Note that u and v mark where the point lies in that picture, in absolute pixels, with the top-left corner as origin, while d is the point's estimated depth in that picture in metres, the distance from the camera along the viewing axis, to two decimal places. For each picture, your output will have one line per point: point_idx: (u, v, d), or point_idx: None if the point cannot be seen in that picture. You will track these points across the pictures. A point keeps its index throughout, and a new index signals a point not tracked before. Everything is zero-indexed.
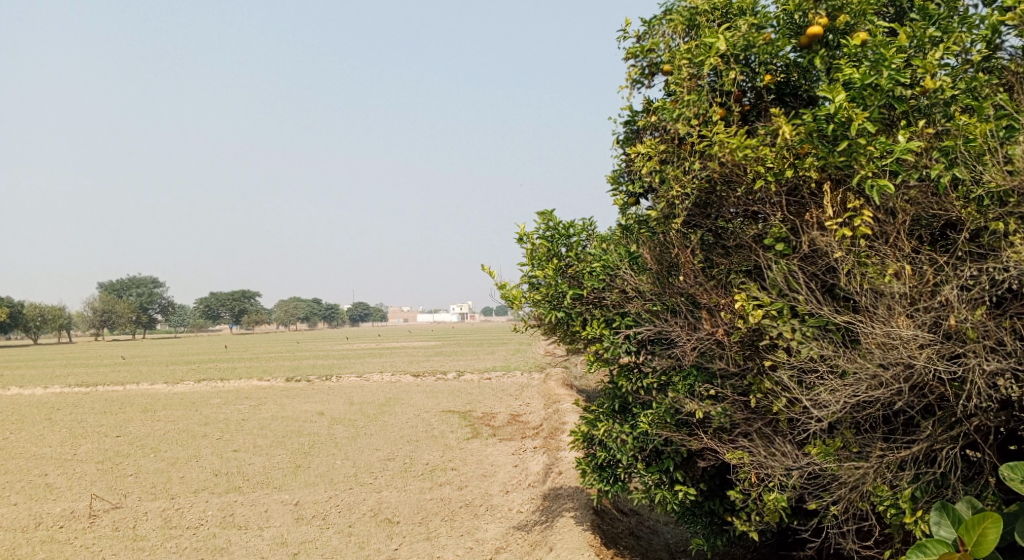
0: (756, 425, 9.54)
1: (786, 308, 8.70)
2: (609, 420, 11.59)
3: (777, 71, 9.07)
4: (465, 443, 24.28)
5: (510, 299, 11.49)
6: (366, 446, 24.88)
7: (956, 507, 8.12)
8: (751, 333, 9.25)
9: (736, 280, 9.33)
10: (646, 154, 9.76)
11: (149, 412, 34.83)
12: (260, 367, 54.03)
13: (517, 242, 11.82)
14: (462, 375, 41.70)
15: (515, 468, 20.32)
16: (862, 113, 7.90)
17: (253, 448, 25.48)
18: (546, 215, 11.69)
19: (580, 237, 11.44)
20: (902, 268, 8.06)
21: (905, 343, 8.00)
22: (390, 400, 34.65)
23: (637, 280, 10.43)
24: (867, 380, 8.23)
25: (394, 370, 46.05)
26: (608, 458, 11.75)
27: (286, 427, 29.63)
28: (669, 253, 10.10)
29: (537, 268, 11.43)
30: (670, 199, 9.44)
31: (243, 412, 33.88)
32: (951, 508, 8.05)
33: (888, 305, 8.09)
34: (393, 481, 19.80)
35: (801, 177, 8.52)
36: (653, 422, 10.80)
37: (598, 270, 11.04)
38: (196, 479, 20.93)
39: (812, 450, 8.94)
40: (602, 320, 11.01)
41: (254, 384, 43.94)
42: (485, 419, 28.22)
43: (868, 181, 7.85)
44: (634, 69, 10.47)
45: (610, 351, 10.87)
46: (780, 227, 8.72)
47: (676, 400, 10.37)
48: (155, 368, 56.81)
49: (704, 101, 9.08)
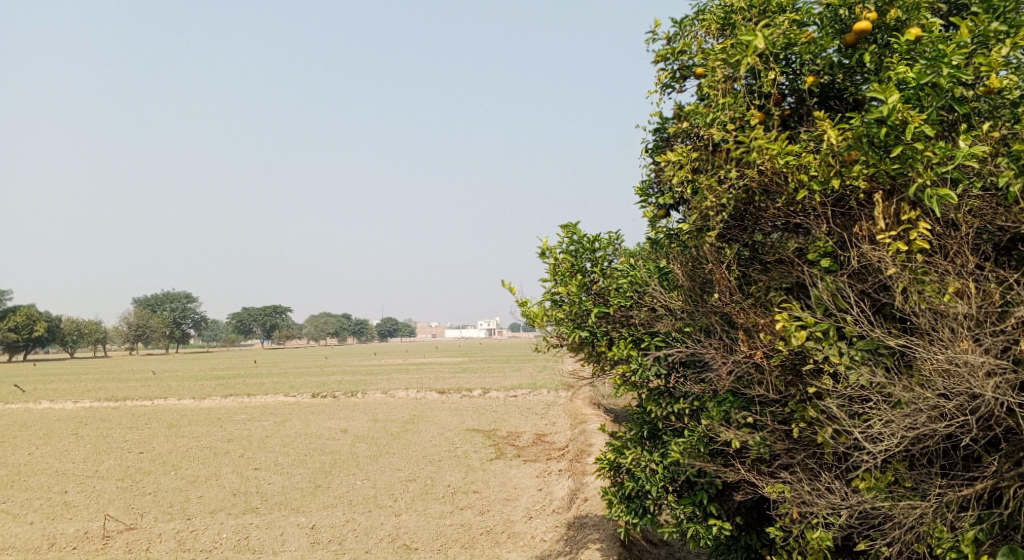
0: (800, 456, 8.79)
1: (832, 329, 7.94)
2: (638, 447, 10.83)
3: (821, 71, 8.29)
4: (488, 464, 23.54)
5: (531, 318, 10.85)
6: (388, 466, 24.24)
7: None
8: (793, 356, 8.50)
9: (777, 298, 8.63)
10: (677, 162, 9.09)
11: (173, 428, 34.50)
12: (287, 382, 53.74)
13: (539, 258, 11.12)
14: (489, 392, 41.00)
15: (539, 493, 19.55)
16: (918, 116, 7.16)
17: (273, 467, 24.94)
18: (570, 229, 10.99)
19: (605, 251, 10.69)
20: (965, 286, 7.28)
21: (970, 370, 7.19)
22: (415, 418, 34.03)
23: (667, 297, 9.65)
24: (926, 411, 7.45)
25: (420, 387, 45.46)
26: (636, 488, 10.97)
27: (308, 445, 29.09)
28: (702, 269, 9.34)
29: (559, 285, 10.72)
30: (704, 211, 8.74)
31: (267, 429, 33.41)
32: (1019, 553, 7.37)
33: (950, 327, 7.31)
34: (413, 505, 19.14)
35: (848, 187, 7.76)
36: (685, 451, 9.97)
37: (625, 287, 10.31)
38: (214, 499, 20.39)
39: (861, 486, 8.16)
40: (630, 340, 10.28)
41: (280, 400, 43.56)
42: (510, 439, 27.46)
43: (928, 190, 7.07)
44: (663, 72, 9.74)
45: (638, 373, 10.14)
46: (825, 240, 8.02)
47: (710, 428, 9.57)
48: (184, 383, 56.71)
49: (740, 105, 8.37)
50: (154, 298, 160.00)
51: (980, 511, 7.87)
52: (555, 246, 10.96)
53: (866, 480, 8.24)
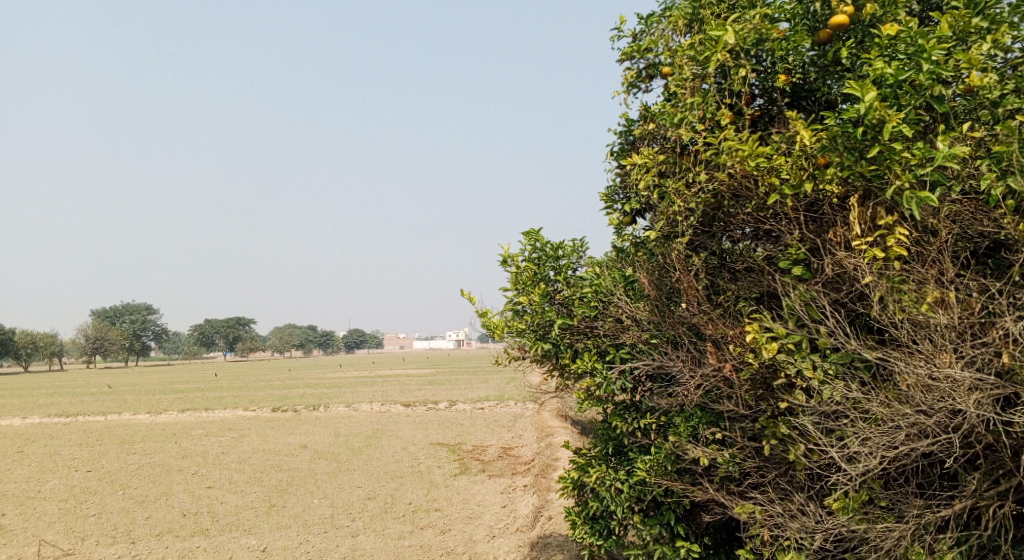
0: (771, 475, 8.32)
1: (805, 342, 7.50)
2: (602, 465, 10.24)
3: (793, 70, 7.91)
4: (451, 480, 22.87)
5: (491, 329, 10.29)
6: (348, 483, 23.50)
7: None
8: (765, 370, 8.04)
9: (747, 308, 8.21)
10: (643, 166, 8.61)
11: (126, 444, 33.38)
12: (248, 396, 52.58)
13: (501, 266, 10.56)
14: (455, 404, 40.31)
15: (502, 510, 18.94)
16: (896, 114, 6.75)
17: (228, 485, 24.09)
18: (533, 236, 10.47)
19: (569, 259, 10.19)
20: (945, 296, 6.86)
21: (950, 385, 6.76)
22: (378, 432, 33.28)
23: (633, 307, 9.18)
24: (906, 429, 6.98)
25: (384, 400, 44.64)
26: (601, 508, 10.39)
27: (266, 461, 28.21)
28: (669, 278, 8.90)
29: (522, 294, 10.14)
30: (672, 216, 8.30)
31: (224, 445, 32.44)
32: None
33: (930, 339, 6.88)
34: (371, 525, 18.46)
35: (822, 191, 7.38)
36: (652, 469, 9.45)
37: (589, 297, 9.79)
38: (163, 521, 19.52)
39: (834, 506, 7.67)
40: (595, 352, 9.74)
41: (239, 414, 42.46)
42: (474, 453, 26.81)
43: (907, 192, 6.66)
44: (629, 71, 9.29)
45: (603, 388, 9.61)
46: (797, 248, 7.58)
47: (678, 445, 9.07)
48: (141, 397, 55.26)
49: (710, 104, 7.95)
50: (114, 310, 156.83)
51: (959, 533, 7.41)
52: (517, 254, 10.41)
53: (841, 500, 7.74)
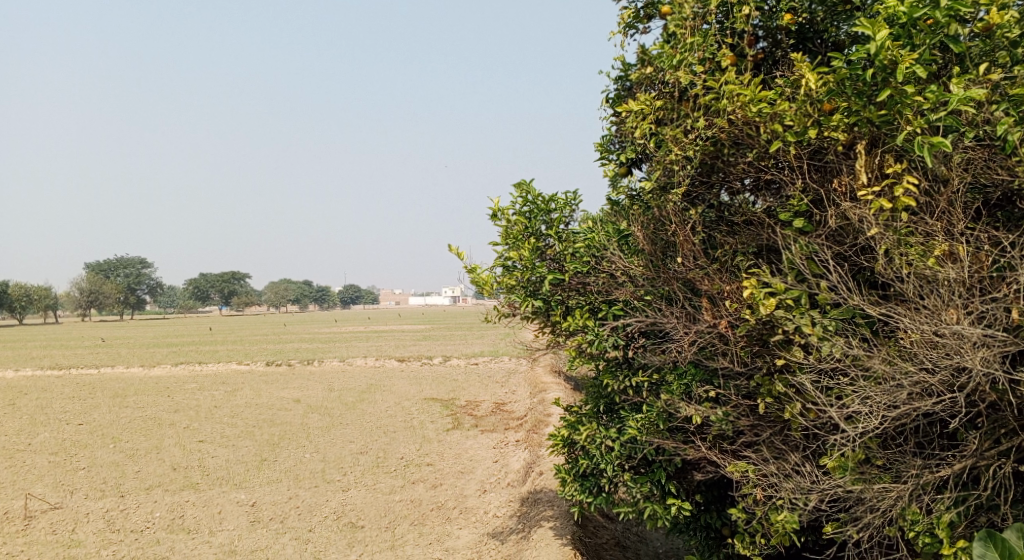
0: (766, 435, 8.07)
1: (804, 297, 7.21)
2: (593, 423, 9.97)
3: (799, 9, 7.50)
4: (444, 435, 22.73)
5: (480, 285, 9.93)
6: (339, 438, 23.35)
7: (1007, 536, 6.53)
8: (762, 326, 7.74)
9: (744, 263, 7.89)
10: (638, 112, 8.20)
11: (118, 398, 33.23)
12: (243, 350, 52.36)
13: (491, 220, 10.19)
14: (449, 359, 40.15)
15: (494, 465, 18.80)
16: (910, 55, 6.39)
17: (218, 439, 23.91)
18: (524, 188, 10.08)
19: (562, 213, 9.82)
20: (953, 249, 6.55)
21: (955, 342, 6.47)
22: (371, 387, 33.11)
23: (626, 263, 8.82)
24: (907, 388, 6.70)
25: (378, 355, 44.47)
26: (591, 466, 10.14)
27: (258, 416, 28.07)
28: (664, 231, 8.57)
29: (512, 249, 9.75)
30: (668, 166, 7.90)
31: (216, 399, 32.26)
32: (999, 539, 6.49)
33: (936, 294, 6.58)
34: (362, 479, 18.33)
35: (827, 139, 7.04)
36: (643, 428, 9.17)
37: (582, 251, 9.42)
38: (152, 474, 19.37)
39: (829, 466, 7.43)
40: (587, 310, 9.37)
41: (232, 368, 42.26)
42: (468, 408, 26.66)
43: (920, 137, 6.32)
44: (626, 11, 8.88)
45: (594, 345, 9.19)
46: (800, 199, 7.24)
47: (670, 403, 8.78)
48: (135, 350, 55.05)
49: (710, 44, 7.57)
50: (108, 263, 156.13)
51: (958, 493, 7.18)
52: (507, 207, 10.03)
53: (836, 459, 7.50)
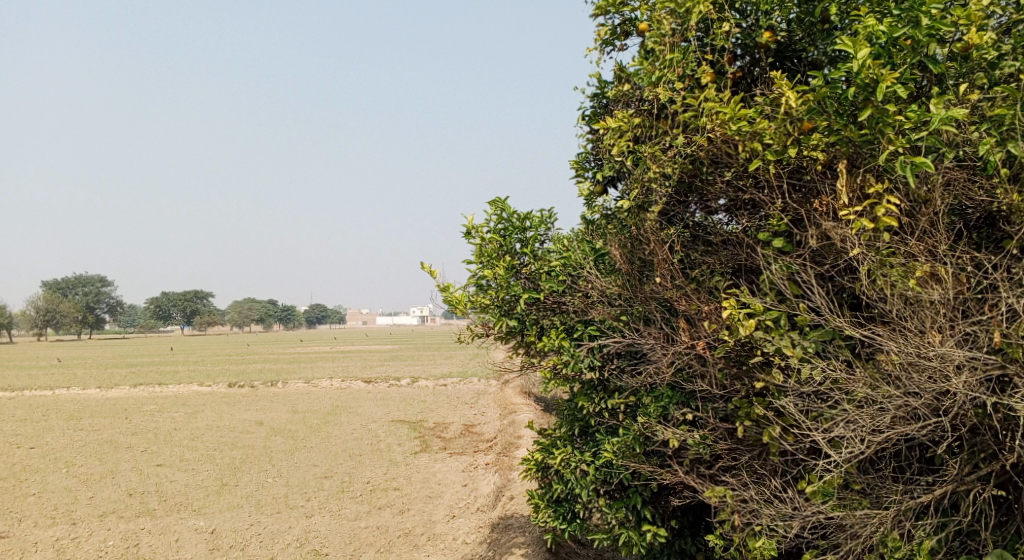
0: (744, 458, 7.89)
1: (783, 318, 7.07)
2: (567, 447, 9.73)
3: (778, 27, 7.46)
4: (411, 458, 22.31)
5: (452, 304, 9.65)
6: (304, 461, 22.84)
7: None
8: (740, 348, 7.60)
9: (722, 283, 7.82)
10: (616, 130, 8.08)
11: (73, 420, 32.32)
12: (205, 371, 51.42)
13: (465, 238, 9.96)
14: (417, 380, 39.70)
15: (464, 489, 18.44)
16: (891, 74, 6.24)
17: (178, 463, 23.28)
18: (499, 205, 9.87)
19: (537, 231, 9.62)
20: (935, 270, 6.43)
21: (938, 365, 6.32)
22: (338, 409, 32.56)
23: (602, 282, 8.65)
24: (889, 411, 6.53)
25: (344, 376, 43.85)
26: (565, 491, 9.88)
27: (219, 439, 27.41)
28: (641, 250, 8.43)
29: (485, 268, 9.50)
30: (647, 184, 7.80)
31: (176, 421, 31.52)
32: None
33: (919, 316, 6.44)
34: (327, 505, 17.87)
35: (806, 158, 6.94)
36: (619, 451, 8.94)
37: (558, 270, 9.21)
38: (107, 501, 18.75)
39: (806, 490, 7.31)
40: (562, 329, 9.25)
41: (194, 389, 41.41)
42: (436, 431, 26.26)
43: (902, 157, 6.20)
44: (603, 28, 8.79)
45: (571, 366, 9.08)
46: (779, 218, 7.12)
47: (647, 426, 8.59)
48: (92, 371, 53.79)
49: (689, 61, 7.50)
50: (66, 282, 153.05)
51: (938, 519, 7.00)
52: (482, 225, 9.81)
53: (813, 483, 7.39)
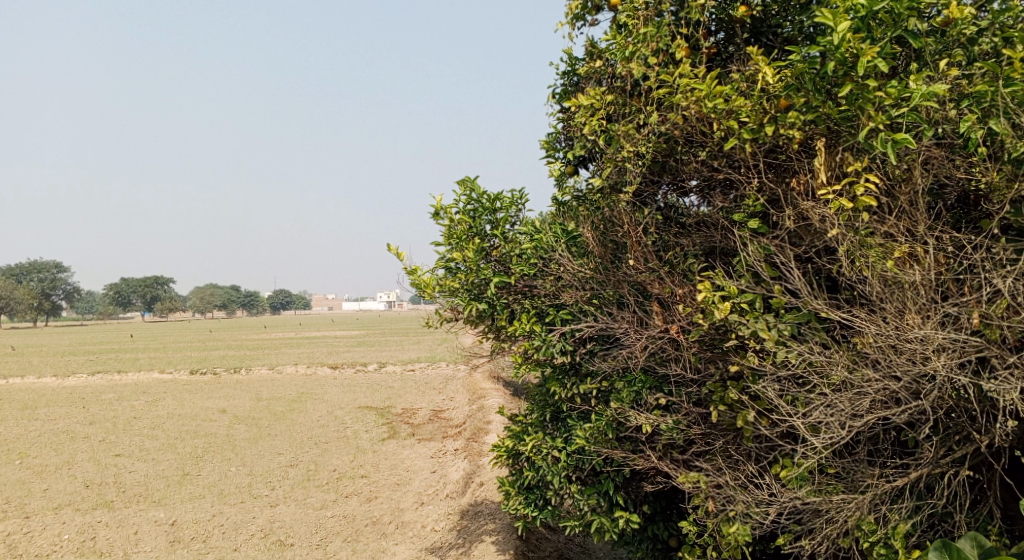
0: (719, 443, 7.79)
1: (758, 300, 6.95)
2: (539, 433, 9.55)
3: (754, 2, 7.29)
4: (378, 445, 22.03)
5: (420, 286, 9.35)
6: (268, 449, 22.46)
7: (959, 545, 6.49)
8: (714, 332, 7.45)
9: (696, 265, 7.67)
10: (589, 107, 7.86)
11: (29, 409, 31.55)
12: (167, 358, 50.50)
13: (433, 219, 9.67)
14: (384, 366, 39.31)
15: (432, 476, 18.23)
16: (872, 48, 6.07)
17: (137, 453, 22.77)
18: (467, 186, 9.59)
19: (507, 212, 9.41)
20: (914, 251, 6.32)
21: (917, 348, 6.22)
22: (303, 395, 32.12)
23: (574, 265, 8.45)
24: (867, 395, 6.42)
25: (310, 362, 43.30)
26: (536, 478, 9.69)
27: (181, 427, 26.89)
28: (614, 231, 8.25)
29: (454, 250, 9.23)
30: (620, 164, 7.61)
31: (137, 410, 30.87)
32: (952, 547, 6.46)
33: (897, 297, 6.32)
34: (292, 494, 17.58)
35: (782, 136, 6.77)
36: (591, 437, 8.78)
37: (529, 253, 8.97)
38: (63, 493, 18.27)
39: (780, 474, 7.20)
40: (533, 313, 8.98)
41: (155, 377, 40.63)
42: (404, 417, 25.98)
43: (883, 134, 6.05)
44: (574, 2, 8.54)
45: (542, 351, 8.83)
46: (756, 198, 6.95)
47: (620, 411, 8.44)
48: (49, 358, 52.61)
49: (664, 36, 7.27)
50: (21, 268, 149.66)
51: (914, 503, 6.91)
52: (450, 205, 9.53)
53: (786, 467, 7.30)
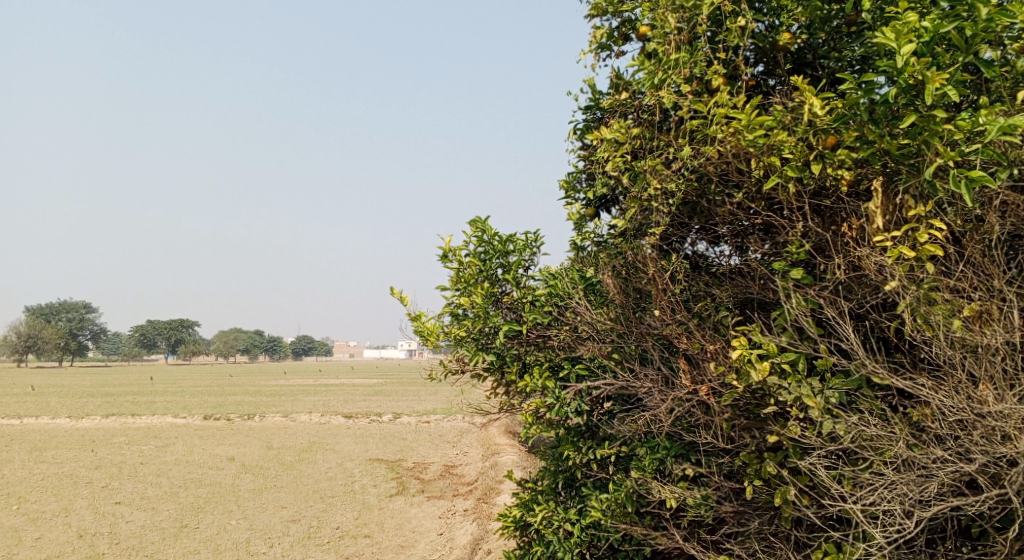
0: (755, 526, 6.89)
1: (801, 361, 6.13)
2: (550, 502, 8.57)
3: (797, 30, 6.54)
4: (386, 501, 21.02)
5: (423, 334, 8.43)
6: (272, 502, 21.55)
7: None
8: (750, 396, 6.60)
9: (729, 320, 6.83)
10: (613, 140, 7.09)
11: (36, 451, 30.87)
12: (183, 402, 49.88)
13: (441, 262, 8.87)
14: (400, 416, 38.33)
15: (439, 538, 17.20)
16: (940, 74, 5.16)
17: (138, 501, 21.95)
18: (479, 226, 8.82)
19: (522, 255, 8.62)
20: (987, 309, 5.39)
21: (991, 424, 5.25)
22: (314, 445, 31.23)
23: (593, 314, 7.61)
24: (931, 476, 5.45)
25: (324, 410, 42.41)
26: (547, 555, 8.51)
27: (186, 475, 26.03)
28: (638, 279, 7.45)
29: (462, 295, 8.34)
30: (646, 204, 6.80)
31: (145, 455, 30.08)
32: None
33: (969, 363, 5.37)
34: (290, 552, 16.66)
35: (830, 176, 5.98)
36: (608, 510, 7.80)
37: (543, 300, 8.12)
38: (54, 543, 17.44)
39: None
40: (546, 367, 8.06)
41: (168, 421, 39.96)
42: (415, 471, 24.97)
43: (956, 171, 5.12)
44: (599, 31, 7.84)
45: (554, 411, 7.90)
46: (800, 245, 6.10)
47: (641, 482, 7.52)
48: (68, 399, 52.29)
49: (698, 62, 6.52)
50: (50, 308, 151.07)
51: None
52: (460, 247, 8.73)
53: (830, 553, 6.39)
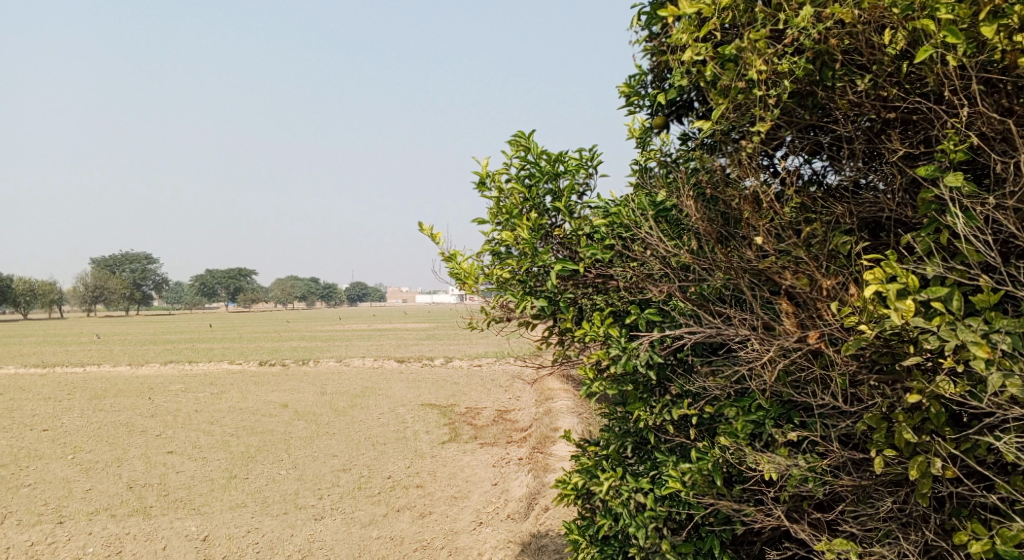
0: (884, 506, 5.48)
1: (956, 299, 4.70)
2: (618, 468, 7.16)
3: None
4: (439, 449, 19.99)
5: (458, 276, 6.98)
6: (323, 450, 20.73)
7: None
8: (881, 343, 5.07)
9: (850, 247, 5.29)
10: (694, 18, 5.46)
11: (95, 400, 30.57)
12: (239, 348, 49.62)
13: (477, 190, 7.43)
14: (452, 360, 37.38)
15: (493, 489, 16.08)
16: None
17: (189, 450, 21.36)
18: (521, 144, 7.35)
19: (574, 178, 7.13)
20: None
21: None
22: (368, 390, 30.42)
23: (666, 245, 6.10)
24: None
25: (378, 354, 41.62)
26: (615, 529, 7.18)
27: (240, 422, 25.41)
28: (724, 201, 5.87)
29: (504, 229, 6.86)
30: (741, 98, 5.21)
31: (200, 402, 29.60)
32: None
33: None
34: (340, 504, 15.76)
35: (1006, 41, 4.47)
36: (690, 482, 6.38)
37: (603, 231, 6.62)
38: (102, 495, 16.82)
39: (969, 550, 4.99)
40: (609, 313, 6.63)
41: (224, 368, 39.63)
42: (468, 416, 23.95)
43: None
44: None
45: (619, 365, 6.42)
46: (963, 139, 4.51)
47: (732, 451, 6.09)
48: (129, 347, 52.62)
49: None
50: (115, 259, 153.87)
51: None
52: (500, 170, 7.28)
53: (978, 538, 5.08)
